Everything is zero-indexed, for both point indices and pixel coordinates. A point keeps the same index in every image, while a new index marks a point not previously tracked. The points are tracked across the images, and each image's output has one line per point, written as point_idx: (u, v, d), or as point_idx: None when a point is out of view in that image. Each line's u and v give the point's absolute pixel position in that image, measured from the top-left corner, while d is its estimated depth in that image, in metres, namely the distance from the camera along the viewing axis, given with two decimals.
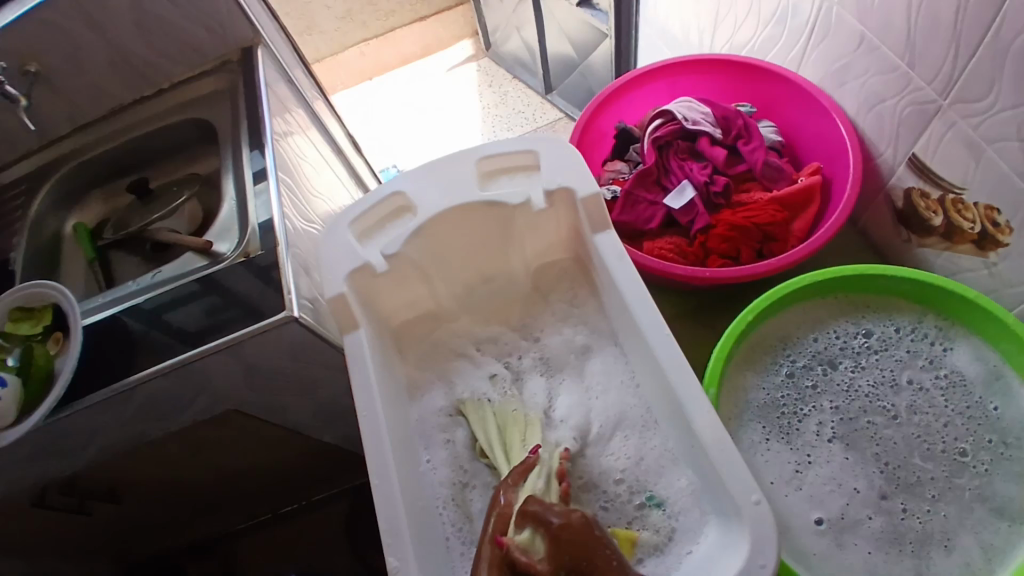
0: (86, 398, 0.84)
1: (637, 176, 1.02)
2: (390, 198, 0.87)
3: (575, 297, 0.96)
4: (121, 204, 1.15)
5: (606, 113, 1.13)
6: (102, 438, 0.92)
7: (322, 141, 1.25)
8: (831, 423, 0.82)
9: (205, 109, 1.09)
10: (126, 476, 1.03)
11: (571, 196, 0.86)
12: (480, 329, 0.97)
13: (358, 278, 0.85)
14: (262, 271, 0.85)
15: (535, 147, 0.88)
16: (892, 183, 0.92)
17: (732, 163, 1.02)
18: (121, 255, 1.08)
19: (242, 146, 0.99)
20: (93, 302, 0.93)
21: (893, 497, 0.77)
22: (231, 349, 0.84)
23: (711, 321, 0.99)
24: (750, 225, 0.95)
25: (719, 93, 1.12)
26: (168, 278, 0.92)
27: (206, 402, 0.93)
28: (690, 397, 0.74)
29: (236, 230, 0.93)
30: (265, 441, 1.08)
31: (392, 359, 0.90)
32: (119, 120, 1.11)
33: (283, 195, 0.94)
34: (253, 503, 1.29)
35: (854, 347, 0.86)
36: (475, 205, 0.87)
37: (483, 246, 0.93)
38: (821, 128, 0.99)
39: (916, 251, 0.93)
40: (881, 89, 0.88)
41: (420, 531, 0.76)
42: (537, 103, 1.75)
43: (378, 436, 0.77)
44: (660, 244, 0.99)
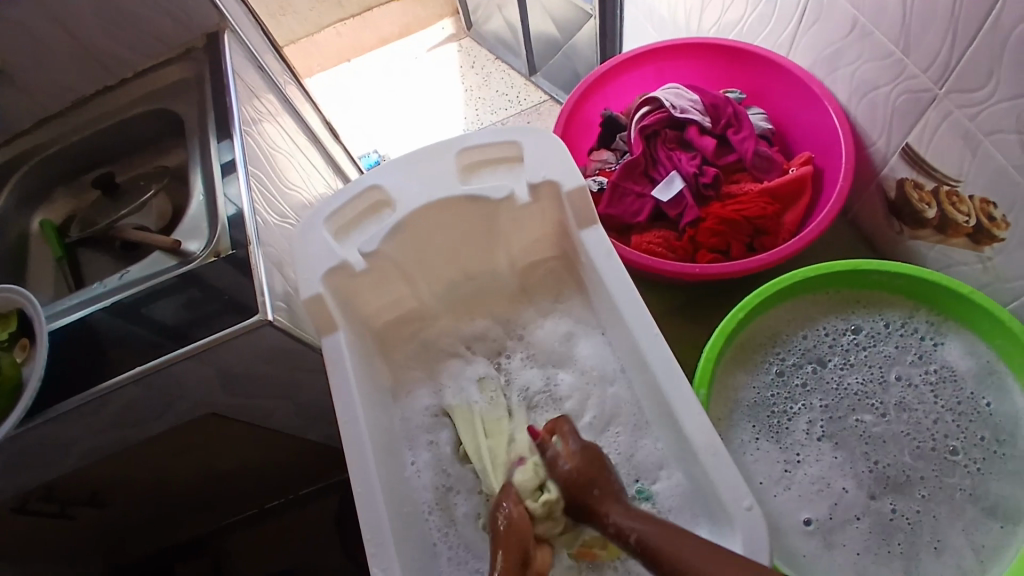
0: (55, 407, 0.80)
1: (624, 167, 0.99)
2: (368, 191, 0.84)
3: (560, 293, 0.94)
4: (88, 200, 1.09)
5: (591, 100, 1.09)
6: (74, 447, 0.88)
7: (297, 129, 1.20)
8: (821, 422, 0.81)
9: (172, 99, 1.04)
10: (105, 485, 1.00)
11: (557, 189, 0.83)
12: (464, 326, 0.94)
13: (335, 278, 0.82)
14: (235, 273, 0.82)
15: (518, 139, 0.84)
16: (885, 173, 0.90)
17: (721, 153, 0.99)
18: (88, 256, 1.02)
19: (210, 139, 0.94)
20: (61, 305, 0.88)
21: (881, 497, 0.76)
22: (204, 355, 0.81)
23: (700, 317, 0.98)
24: (739, 219, 0.93)
25: (708, 78, 1.09)
26: (138, 278, 0.87)
27: (183, 408, 0.89)
28: (681, 400, 0.71)
29: (206, 228, 0.88)
30: (245, 442, 1.05)
31: (374, 360, 0.88)
32: (84, 113, 1.06)
33: (254, 190, 0.90)
34: (238, 503, 1.22)
35: (844, 343, 0.85)
36: (457, 201, 0.83)
37: (466, 244, 0.90)
38: (813, 116, 0.97)
39: (908, 243, 0.91)
40: (874, 76, 0.85)
41: (406, 539, 0.74)
42: (521, 85, 1.69)
43: (358, 442, 0.74)
44: (648, 238, 0.96)
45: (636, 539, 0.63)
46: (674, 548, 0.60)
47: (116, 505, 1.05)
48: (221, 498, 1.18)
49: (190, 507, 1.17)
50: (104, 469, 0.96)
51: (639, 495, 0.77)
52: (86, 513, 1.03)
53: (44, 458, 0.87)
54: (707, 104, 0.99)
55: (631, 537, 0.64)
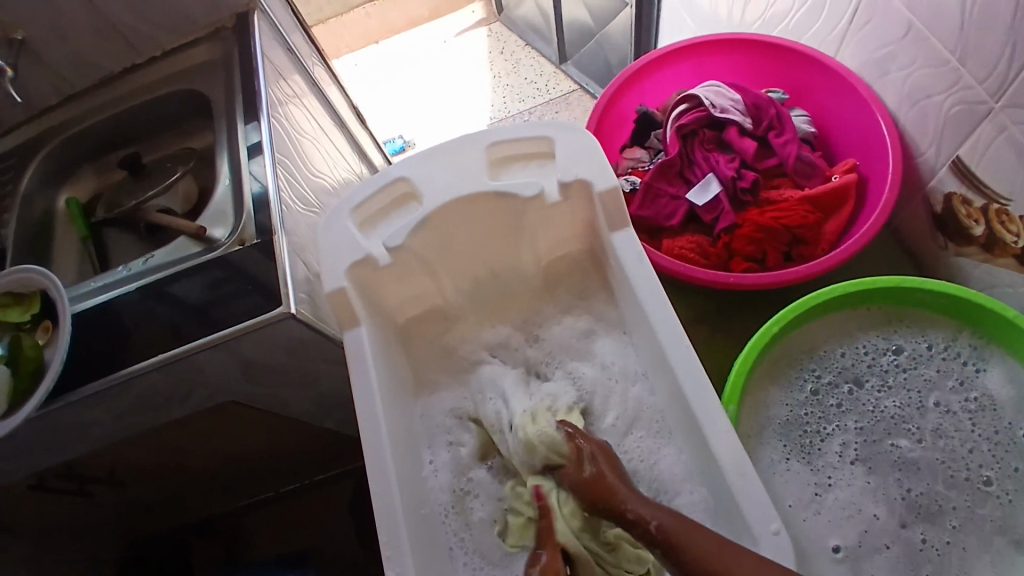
0: (77, 390, 0.80)
1: (658, 168, 0.96)
2: (393, 184, 0.82)
3: (584, 290, 0.92)
4: (115, 179, 1.09)
5: (627, 95, 1.06)
6: (95, 428, 0.88)
7: (324, 114, 1.18)
8: (854, 445, 0.79)
9: (198, 79, 1.02)
10: (123, 466, 1.00)
11: (588, 188, 0.80)
12: (485, 332, 0.92)
13: (359, 272, 0.80)
14: (258, 263, 0.81)
15: (551, 134, 0.81)
16: (932, 185, 0.86)
17: (762, 156, 0.95)
18: (114, 237, 1.02)
19: (236, 121, 0.93)
20: (85, 288, 0.88)
21: (913, 526, 0.74)
22: (224, 345, 0.80)
23: (727, 324, 0.97)
24: (778, 227, 0.90)
25: (750, 75, 1.05)
26: (161, 264, 0.87)
27: (203, 395, 0.89)
28: (708, 418, 0.68)
29: (231, 215, 0.88)
30: (262, 428, 1.04)
31: (397, 356, 0.86)
32: (111, 91, 1.06)
33: (280, 177, 0.88)
34: (254, 487, 1.23)
35: (883, 364, 0.82)
36: (485, 196, 0.81)
37: (493, 241, 0.87)
38: (860, 120, 0.93)
39: (952, 259, 0.88)
40: (927, 84, 0.81)
41: (422, 541, 0.72)
42: (551, 73, 1.66)
43: (377, 441, 0.72)
44: (681, 243, 0.94)
45: (656, 524, 0.64)
46: (696, 536, 0.61)
47: (135, 484, 1.06)
48: (236, 482, 1.19)
49: (207, 489, 1.17)
50: (123, 450, 0.96)
51: None
52: (105, 492, 1.04)
53: (64, 437, 0.87)
54: (749, 105, 0.96)
55: (651, 524, 0.64)
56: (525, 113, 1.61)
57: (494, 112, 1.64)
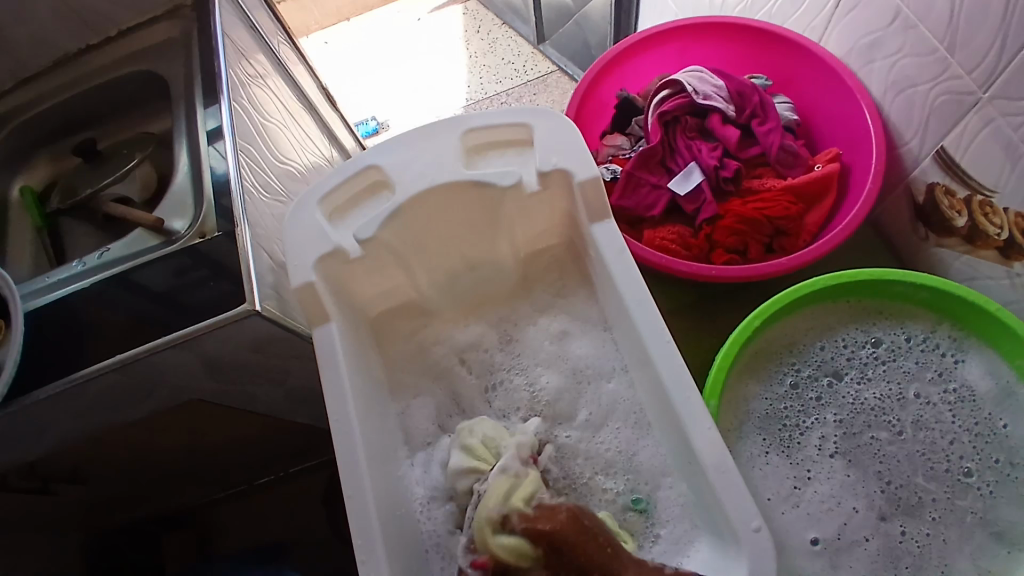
0: (31, 395, 0.76)
1: (639, 156, 0.93)
2: (363, 172, 0.78)
3: (562, 288, 0.89)
4: (70, 165, 1.02)
5: (607, 80, 1.03)
6: (54, 429, 0.84)
7: (292, 96, 1.13)
8: (834, 437, 0.78)
9: (158, 58, 0.97)
10: (86, 465, 0.96)
11: (568, 178, 0.77)
12: (459, 333, 0.89)
13: (328, 265, 0.77)
14: (221, 256, 0.77)
15: (528, 121, 0.77)
16: (915, 176, 0.86)
17: (744, 145, 0.93)
18: (69, 226, 0.96)
19: (197, 105, 0.88)
20: (40, 283, 0.83)
21: (892, 518, 0.74)
22: (187, 343, 0.76)
23: (708, 314, 0.96)
24: (760, 217, 0.88)
25: (732, 61, 1.02)
26: (118, 258, 0.82)
27: (166, 393, 0.85)
28: (691, 414, 0.66)
29: (191, 206, 0.83)
30: (231, 424, 1.01)
31: (369, 353, 0.83)
32: (65, 73, 1.00)
33: (244, 165, 0.83)
34: (225, 482, 1.19)
35: (862, 356, 0.82)
36: (461, 186, 0.78)
37: (468, 233, 0.84)
38: (843, 109, 0.91)
39: (932, 251, 0.87)
40: (913, 73, 0.80)
41: (398, 544, 0.70)
42: (529, 53, 1.61)
43: (349, 444, 0.69)
44: (662, 233, 0.92)
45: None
46: None
47: (100, 483, 1.02)
48: (206, 477, 1.15)
49: (176, 486, 1.13)
50: (85, 449, 0.92)
51: (637, 505, 0.74)
52: (68, 493, 1.00)
53: (20, 439, 0.83)
54: (732, 92, 0.94)
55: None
56: (502, 96, 1.56)
57: (470, 93, 1.59)
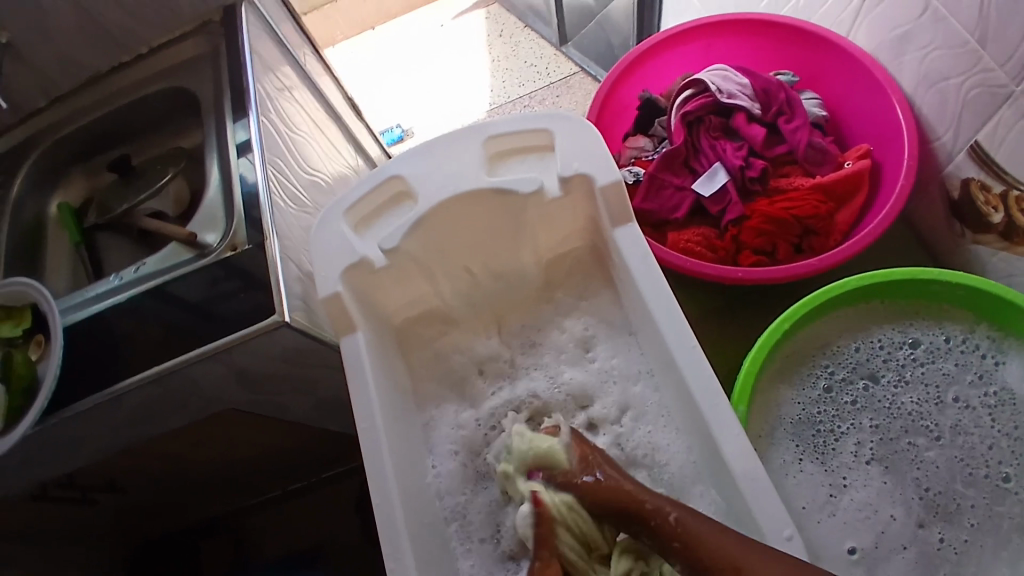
0: (71, 406, 0.79)
1: (662, 158, 0.92)
2: (387, 183, 0.79)
3: (586, 289, 0.89)
4: (104, 182, 1.06)
5: (629, 80, 1.02)
6: (93, 438, 0.87)
7: (319, 107, 1.15)
8: (870, 443, 0.76)
9: (188, 75, 0.99)
10: (127, 472, 0.99)
11: (589, 183, 0.77)
12: (479, 343, 0.89)
13: (354, 275, 0.78)
14: (249, 271, 0.78)
15: (548, 127, 0.77)
16: (949, 171, 0.83)
17: (771, 144, 0.92)
18: (107, 241, 0.99)
19: (225, 120, 0.90)
20: (80, 297, 0.86)
21: (930, 526, 0.72)
22: (218, 354, 0.78)
23: (735, 317, 0.94)
24: (788, 217, 0.86)
25: (758, 57, 1.01)
26: (152, 273, 0.84)
27: (200, 403, 0.87)
28: (717, 417, 0.65)
29: (222, 220, 0.85)
30: (264, 430, 1.03)
31: (395, 360, 0.84)
32: (99, 93, 1.03)
33: (272, 178, 0.85)
34: (259, 488, 1.21)
35: (899, 359, 0.79)
36: (485, 194, 0.78)
37: (490, 240, 0.84)
38: (873, 104, 0.89)
39: (969, 248, 0.84)
40: (945, 65, 0.78)
41: (426, 551, 0.70)
42: (550, 55, 1.61)
43: (376, 452, 0.70)
44: (687, 236, 0.90)
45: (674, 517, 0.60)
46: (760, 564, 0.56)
47: (140, 489, 1.05)
48: (241, 483, 1.17)
49: (212, 491, 1.16)
50: (125, 457, 0.95)
51: None
52: (110, 500, 1.03)
53: (63, 448, 0.86)
54: (758, 90, 0.92)
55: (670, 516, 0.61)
56: (525, 98, 1.57)
57: (493, 97, 1.60)
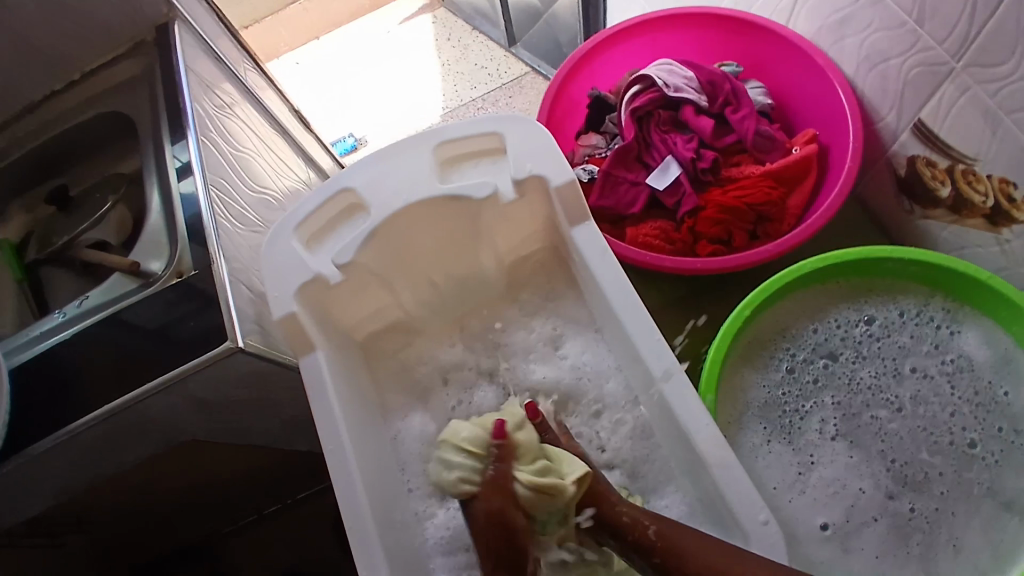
0: (26, 450, 0.75)
1: (615, 155, 0.92)
2: (338, 196, 0.78)
3: (550, 290, 0.88)
4: (45, 213, 1.01)
5: (578, 78, 1.01)
6: (51, 481, 0.83)
7: (263, 123, 1.12)
8: (835, 420, 0.77)
9: (124, 97, 0.95)
10: (91, 512, 0.95)
11: (544, 183, 0.76)
12: (441, 352, 0.88)
13: (309, 292, 0.76)
14: (198, 297, 0.75)
15: (498, 130, 0.76)
16: (895, 150, 0.85)
17: (720, 134, 0.92)
18: (49, 274, 0.95)
19: (164, 142, 0.87)
20: (20, 339, 0.81)
21: (900, 497, 0.73)
22: (174, 385, 0.75)
23: (697, 306, 0.94)
24: (742, 206, 0.87)
25: (703, 49, 1.01)
26: (96, 306, 0.80)
27: (160, 436, 0.84)
28: (686, 410, 0.66)
29: (166, 246, 0.81)
30: (232, 457, 0.99)
31: (359, 376, 0.82)
32: (33, 122, 0.98)
33: (216, 199, 0.82)
34: (230, 517, 1.17)
35: (856, 335, 0.81)
36: (438, 201, 0.77)
37: (446, 247, 0.83)
38: (817, 88, 0.90)
39: (919, 223, 0.86)
40: (885, 46, 0.80)
41: (404, 568, 0.69)
42: (501, 56, 1.60)
43: (345, 473, 0.68)
44: (644, 230, 0.90)
45: (655, 530, 0.63)
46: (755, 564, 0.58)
47: (107, 528, 1.01)
48: (211, 513, 1.13)
49: (182, 524, 1.12)
50: (86, 496, 0.91)
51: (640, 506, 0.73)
52: (75, 544, 0.98)
53: (16, 495, 0.82)
54: (703, 81, 0.93)
55: (651, 529, 0.63)
56: (478, 101, 1.56)
57: (445, 101, 1.58)
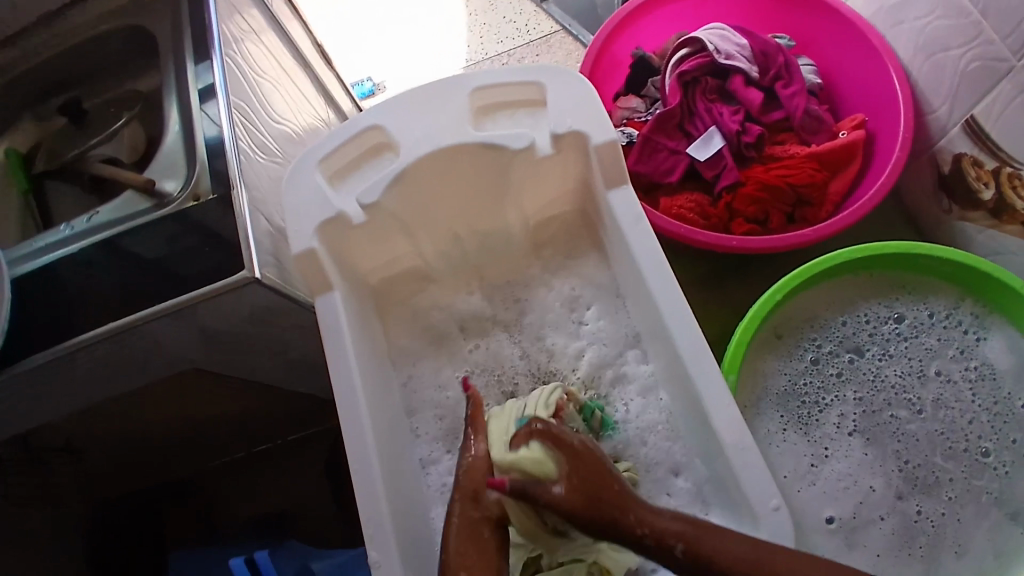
0: (21, 362, 0.73)
1: (656, 119, 0.89)
2: (367, 132, 0.74)
3: (575, 253, 0.86)
4: (56, 125, 0.96)
5: (622, 38, 0.97)
6: (47, 400, 0.81)
7: (287, 52, 1.07)
8: (853, 415, 0.77)
9: (142, 9, 0.89)
10: (84, 435, 0.93)
11: (584, 141, 0.73)
12: (458, 300, 0.85)
13: (331, 230, 0.73)
14: (214, 224, 0.72)
15: (541, 79, 0.73)
16: (942, 145, 0.82)
17: (767, 109, 0.89)
18: (57, 189, 0.91)
19: (186, 59, 0.83)
20: (27, 247, 0.78)
21: (909, 498, 0.73)
22: (182, 312, 0.72)
23: (724, 287, 0.92)
24: (783, 185, 0.85)
25: (755, 19, 0.98)
26: (105, 223, 0.76)
27: (163, 363, 0.81)
28: (709, 387, 0.64)
29: (183, 166, 0.78)
30: (231, 394, 0.97)
31: (372, 323, 0.80)
32: (45, 32, 0.92)
33: (238, 123, 0.79)
34: (221, 453, 1.15)
35: (883, 333, 0.80)
36: (474, 148, 0.74)
37: (474, 198, 0.80)
38: (868, 73, 0.87)
39: (954, 224, 0.84)
40: (946, 36, 0.78)
41: (408, 521, 0.68)
42: (531, 11, 1.54)
43: (354, 418, 0.67)
44: (680, 202, 0.87)
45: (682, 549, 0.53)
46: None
47: (97, 454, 0.99)
48: (202, 447, 1.11)
49: (172, 456, 1.10)
50: (81, 419, 0.89)
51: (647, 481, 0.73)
52: (65, 465, 0.97)
53: (10, 410, 0.79)
54: (756, 51, 0.89)
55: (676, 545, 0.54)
56: (503, 56, 1.50)
57: (470, 53, 1.53)
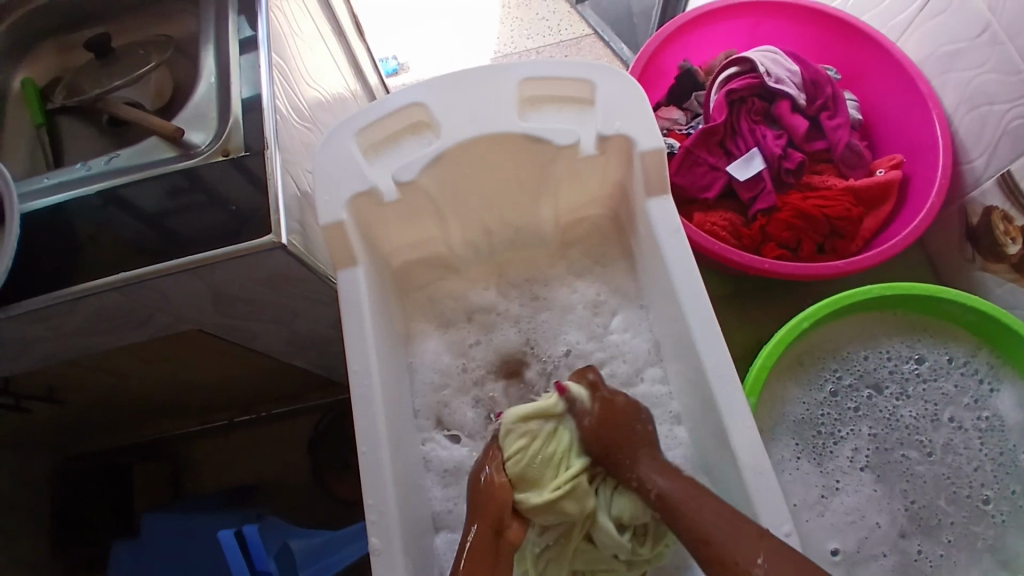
0: (17, 304, 0.68)
1: (700, 133, 0.89)
2: (415, 109, 0.72)
3: (602, 257, 0.85)
4: (78, 62, 0.92)
5: (671, 47, 0.98)
6: (38, 345, 0.76)
7: (325, 17, 1.04)
8: (866, 451, 0.77)
9: None
10: (69, 382, 0.88)
11: (629, 145, 0.72)
12: (474, 294, 0.84)
13: (367, 203, 0.71)
14: (244, 182, 0.70)
15: (591, 76, 0.71)
16: (974, 197, 0.82)
17: (810, 138, 0.91)
18: (71, 128, 0.86)
19: (229, 10, 0.81)
20: (38, 183, 0.74)
21: (911, 537, 0.74)
22: (198, 269, 0.69)
23: (743, 311, 0.91)
24: (819, 215, 0.85)
25: (803, 48, 0.99)
26: (127, 167, 0.73)
27: (166, 321, 0.78)
28: (731, 409, 0.63)
29: (214, 121, 0.74)
30: (225, 360, 0.93)
31: (392, 304, 0.79)
32: None
33: (278, 81, 0.77)
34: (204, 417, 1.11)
35: (903, 373, 0.80)
36: (520, 140, 0.72)
37: (514, 189, 0.79)
38: (911, 118, 0.88)
39: (976, 274, 0.85)
40: (994, 91, 0.78)
41: (410, 511, 0.65)
42: (565, 12, 1.52)
43: (367, 399, 0.64)
44: (713, 218, 0.88)
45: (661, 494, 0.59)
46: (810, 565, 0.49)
47: (81, 404, 0.94)
48: (186, 410, 1.07)
49: (154, 415, 1.06)
50: (67, 369, 0.84)
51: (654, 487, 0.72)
52: (46, 410, 0.91)
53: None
54: (807, 80, 0.91)
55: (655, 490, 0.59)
56: (532, 53, 1.48)
57: (498, 45, 1.51)
